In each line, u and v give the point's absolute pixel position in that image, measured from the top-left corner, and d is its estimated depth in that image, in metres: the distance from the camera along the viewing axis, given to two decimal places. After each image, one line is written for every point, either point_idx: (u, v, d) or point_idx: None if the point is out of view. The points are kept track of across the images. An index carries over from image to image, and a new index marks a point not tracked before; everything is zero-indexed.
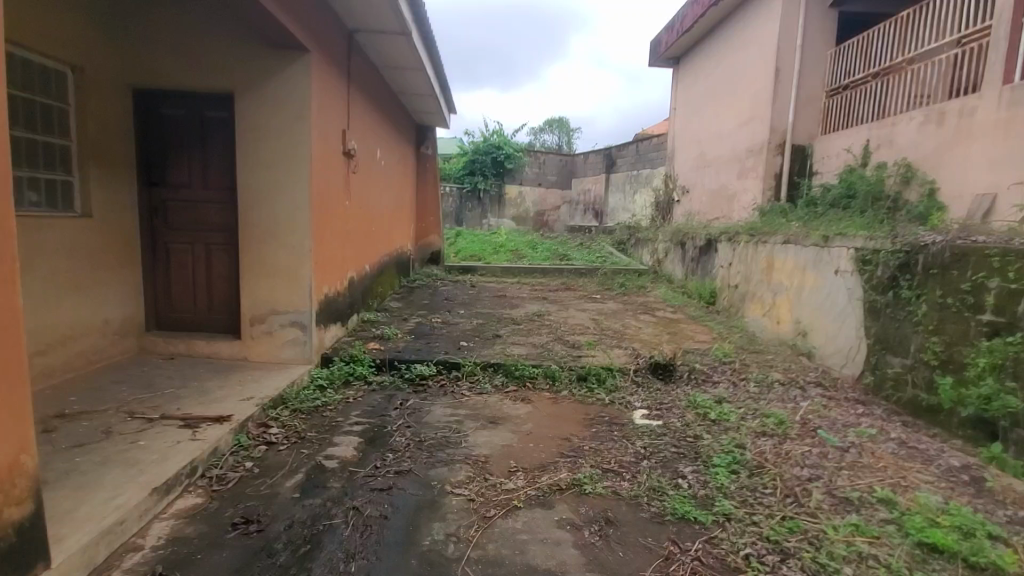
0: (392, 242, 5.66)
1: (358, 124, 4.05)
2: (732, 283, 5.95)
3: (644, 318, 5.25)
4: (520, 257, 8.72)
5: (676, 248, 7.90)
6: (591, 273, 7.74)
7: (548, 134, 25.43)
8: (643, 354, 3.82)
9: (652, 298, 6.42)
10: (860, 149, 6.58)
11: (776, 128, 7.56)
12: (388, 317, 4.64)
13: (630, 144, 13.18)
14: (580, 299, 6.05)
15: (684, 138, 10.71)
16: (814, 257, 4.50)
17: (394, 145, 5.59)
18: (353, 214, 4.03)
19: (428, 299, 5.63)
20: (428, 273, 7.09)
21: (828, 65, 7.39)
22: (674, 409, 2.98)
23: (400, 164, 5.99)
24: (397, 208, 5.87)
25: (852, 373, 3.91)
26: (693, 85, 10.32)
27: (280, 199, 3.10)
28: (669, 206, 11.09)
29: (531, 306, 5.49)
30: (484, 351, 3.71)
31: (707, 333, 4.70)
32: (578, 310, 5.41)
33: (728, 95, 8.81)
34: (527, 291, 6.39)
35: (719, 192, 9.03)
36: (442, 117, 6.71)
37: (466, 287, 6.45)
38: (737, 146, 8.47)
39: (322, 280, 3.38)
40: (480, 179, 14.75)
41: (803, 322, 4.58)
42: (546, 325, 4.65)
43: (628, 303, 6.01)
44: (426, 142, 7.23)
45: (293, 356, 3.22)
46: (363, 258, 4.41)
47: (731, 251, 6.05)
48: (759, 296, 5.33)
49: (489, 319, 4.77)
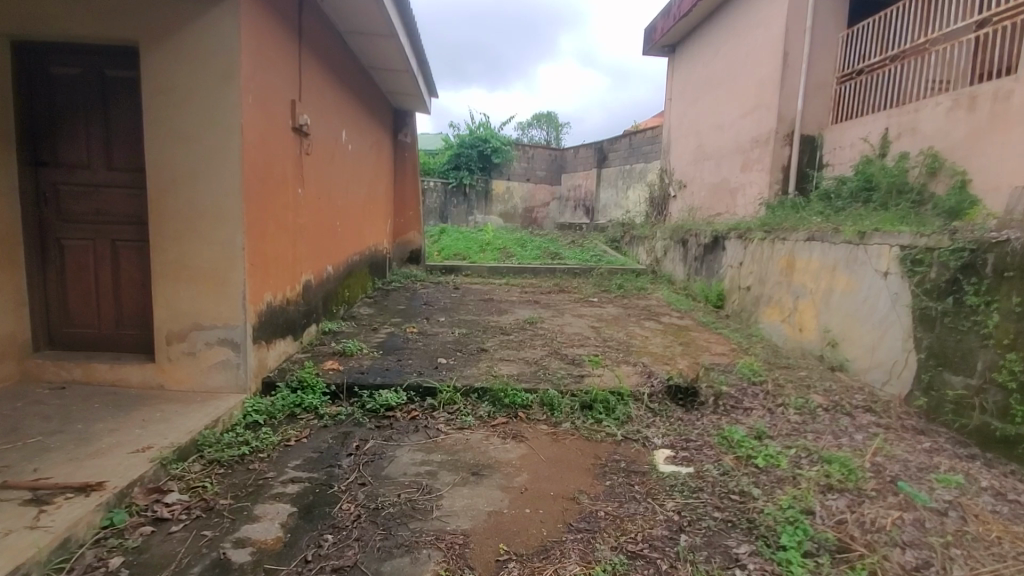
0: (363, 240, 4.98)
1: (314, 98, 3.37)
2: (743, 285, 5.37)
3: (650, 326, 4.64)
4: (508, 256, 8.08)
5: (676, 247, 7.32)
6: (585, 273, 7.13)
7: (537, 129, 24.76)
8: (657, 372, 3.21)
9: (654, 302, 5.82)
10: (878, 138, 6.03)
11: (783, 117, 7.00)
12: (356, 327, 3.97)
13: (623, 137, 12.59)
14: (575, 303, 5.43)
15: (681, 130, 10.12)
16: (846, 256, 3.92)
17: (365, 128, 4.91)
18: (308, 206, 3.35)
19: (404, 304, 4.96)
20: (407, 274, 6.42)
21: (840, 48, 6.81)
22: (704, 449, 2.36)
23: (373, 151, 5.31)
24: (369, 202, 5.20)
25: (898, 391, 3.32)
26: (691, 73, 9.73)
27: (205, 184, 2.42)
28: (665, 201, 10.52)
29: (521, 312, 4.84)
30: (467, 371, 3.06)
31: (723, 344, 4.10)
32: (574, 317, 4.78)
33: (730, 83, 8.24)
34: (516, 294, 5.75)
35: (720, 186, 8.47)
36: (421, 100, 6.03)
37: (449, 290, 5.79)
38: (740, 138, 7.91)
39: (263, 287, 2.70)
40: (466, 174, 14.05)
41: (833, 330, 3.99)
42: (540, 336, 4.00)
43: (629, 307, 5.39)
44: (404, 128, 6.55)
45: (224, 383, 2.55)
46: (324, 258, 3.74)
47: (742, 249, 5.47)
48: (778, 301, 4.75)
49: (473, 328, 4.12)
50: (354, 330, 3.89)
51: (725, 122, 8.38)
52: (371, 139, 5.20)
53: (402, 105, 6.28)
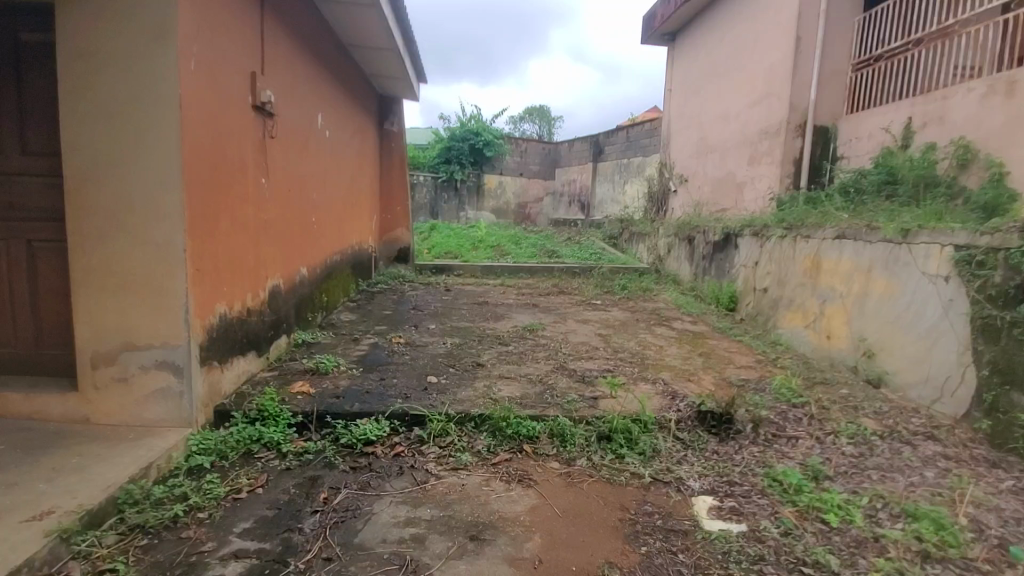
0: (344, 238, 4.51)
1: (281, 72, 2.90)
2: (759, 286, 4.96)
3: (662, 332, 4.21)
4: (503, 254, 7.61)
5: (681, 244, 6.91)
6: (586, 272, 6.69)
7: (528, 123, 24.26)
8: (682, 392, 2.77)
9: (662, 304, 5.40)
10: (901, 128, 5.63)
11: (795, 107, 6.60)
12: (334, 337, 3.50)
13: (620, 130, 12.15)
14: (577, 306, 4.99)
15: (682, 122, 9.70)
16: (885, 257, 3.52)
17: (346, 113, 4.43)
18: (275, 199, 2.89)
19: (391, 309, 4.49)
20: (395, 274, 5.94)
21: (856, 33, 6.42)
22: (753, 496, 1.93)
23: (356, 139, 4.84)
24: (351, 195, 4.73)
25: (953, 411, 2.91)
26: (692, 62, 9.31)
27: (135, 170, 1.94)
28: (665, 197, 10.11)
29: (520, 318, 4.39)
30: (462, 393, 2.60)
31: (747, 354, 3.67)
32: (578, 323, 4.33)
33: (736, 72, 7.84)
34: (513, 296, 5.29)
35: (725, 180, 8.07)
36: (409, 84, 5.55)
37: (440, 292, 5.33)
38: (747, 129, 7.51)
39: (214, 297, 2.23)
40: (457, 168, 13.53)
41: (869, 339, 3.60)
42: (543, 346, 3.55)
43: (637, 310, 4.96)
44: (390, 115, 6.07)
45: (165, 416, 2.08)
46: (296, 259, 3.27)
47: (757, 248, 5.06)
48: (801, 305, 4.35)
49: (467, 337, 3.66)
50: (332, 341, 3.43)
51: (730, 113, 7.98)
52: (353, 126, 4.73)
53: (388, 90, 5.79)
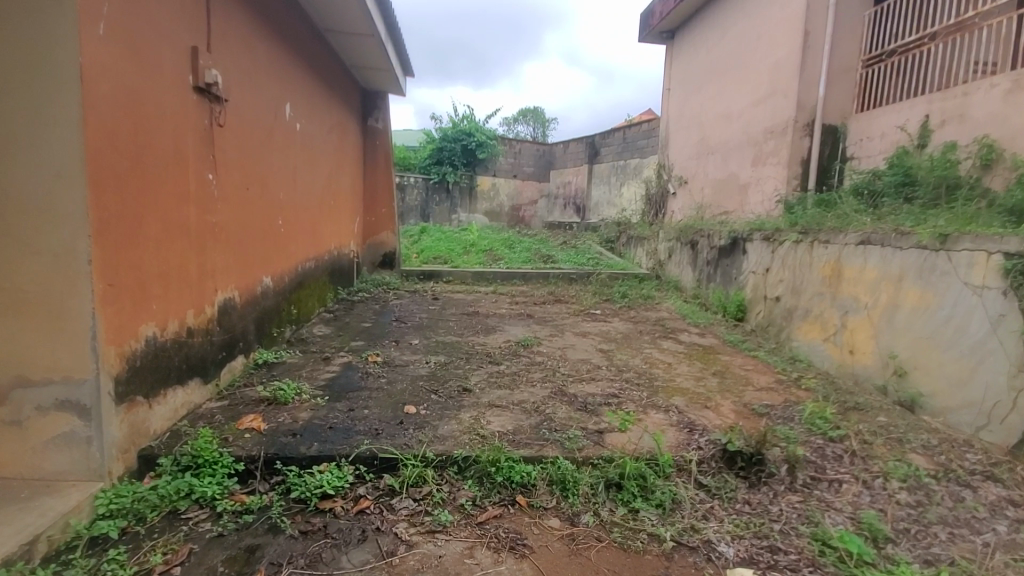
0: (320, 242, 4.11)
1: (233, 52, 2.49)
2: (771, 295, 4.60)
3: (670, 347, 3.82)
4: (495, 258, 7.22)
5: (683, 249, 6.55)
6: (583, 279, 6.32)
7: (523, 125, 23.91)
8: (700, 425, 2.38)
9: (665, 314, 5.02)
10: (917, 126, 5.30)
11: (802, 105, 6.27)
12: (302, 356, 3.09)
13: (617, 130, 11.80)
14: (575, 317, 4.60)
15: (682, 121, 9.36)
16: (918, 264, 3.15)
17: (321, 105, 4.03)
18: (227, 198, 2.48)
19: (371, 320, 4.08)
20: (378, 280, 5.52)
21: (867, 28, 6.09)
22: (802, 568, 1.55)
23: (334, 135, 4.43)
24: (328, 196, 4.33)
25: (1004, 442, 2.54)
26: (692, 60, 8.97)
27: (24, 160, 1.55)
28: (663, 199, 9.76)
29: (513, 331, 3.99)
30: (443, 428, 2.20)
31: (765, 373, 3.30)
32: (577, 336, 3.93)
33: (738, 69, 7.50)
34: (505, 306, 4.89)
35: (727, 182, 7.72)
36: (394, 77, 5.15)
37: (427, 301, 4.93)
38: (751, 128, 7.17)
39: (136, 317, 1.83)
40: (449, 170, 13.11)
41: (900, 355, 3.22)
42: (539, 366, 3.15)
43: (639, 321, 4.58)
44: (374, 111, 5.66)
45: (69, 467, 1.68)
46: (257, 267, 2.87)
47: (769, 253, 4.69)
48: (820, 316, 3.98)
49: (453, 355, 3.26)
50: (299, 361, 3.02)
51: (733, 112, 7.64)
52: (331, 120, 4.32)
53: (371, 84, 5.38)
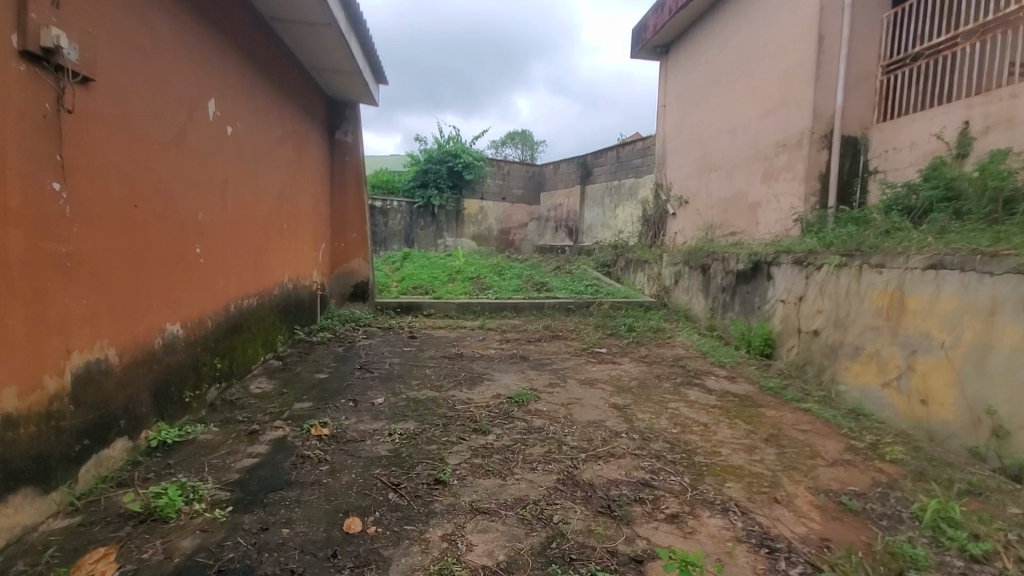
0: (267, 274, 3.37)
1: (102, 17, 1.78)
2: (809, 328, 3.90)
3: (699, 397, 3.09)
4: (483, 287, 6.49)
5: (692, 274, 5.88)
6: (582, 309, 5.60)
7: (510, 148, 23.46)
8: (781, 538, 1.62)
9: (681, 350, 4.30)
10: (955, 134, 4.72)
11: (819, 114, 5.70)
12: (220, 433, 2.29)
13: (610, 149, 11.26)
14: (577, 358, 3.86)
15: (680, 138, 8.81)
16: (1016, 294, 2.46)
17: (267, 109, 3.32)
18: (92, 219, 1.75)
19: (328, 368, 3.29)
20: (347, 315, 4.75)
21: (885, 32, 5.59)
22: None
23: (287, 145, 3.72)
24: (279, 219, 3.60)
25: None
26: (690, 73, 8.46)
27: None
28: (662, 220, 9.15)
29: (503, 381, 3.22)
30: (396, 566, 1.41)
31: (829, 437, 2.56)
32: (583, 386, 3.18)
33: (743, 80, 6.98)
34: (494, 346, 4.14)
35: (734, 200, 7.11)
36: (364, 83, 4.48)
37: (402, 340, 4.17)
38: (760, 142, 6.60)
39: None
40: (434, 192, 12.46)
41: (1000, 411, 2.48)
42: (539, 434, 2.39)
43: (654, 362, 3.85)
44: (342, 122, 4.96)
45: None
46: (152, 312, 2.12)
47: (802, 279, 4.01)
48: (876, 354, 3.28)
49: (427, 420, 2.48)
50: (214, 439, 2.23)
51: (738, 125, 7.09)
52: (282, 128, 3.61)
53: (338, 91, 4.69)
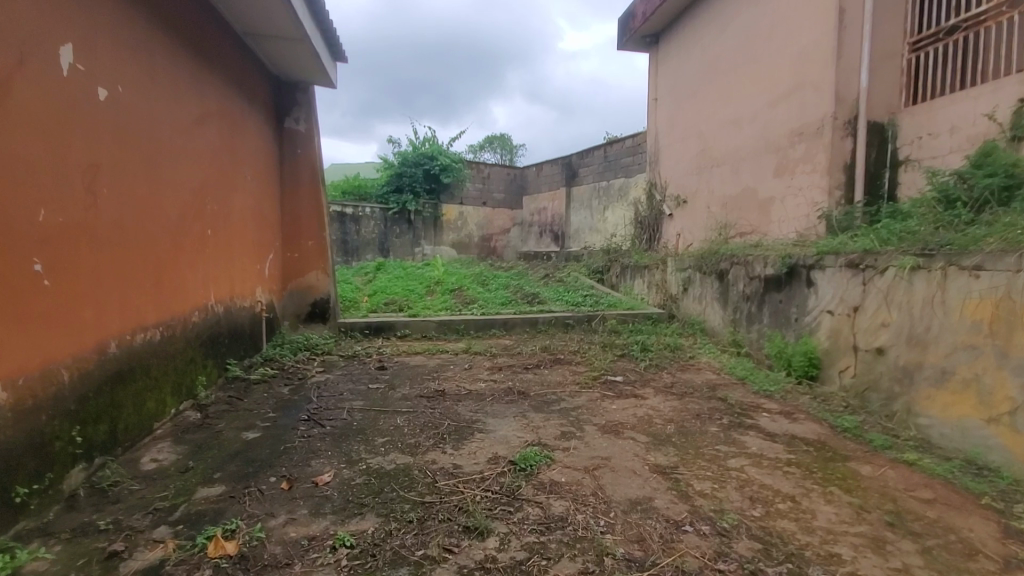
0: (176, 296, 2.49)
1: None
2: (872, 344, 3.20)
3: (762, 447, 2.33)
4: (467, 299, 5.68)
5: (705, 280, 5.17)
6: (583, 324, 4.84)
7: (488, 152, 22.66)
8: None
9: (711, 375, 3.55)
10: (1009, 115, 4.09)
11: (841, 98, 5.06)
12: (61, 558, 1.42)
13: (596, 148, 10.58)
14: (590, 392, 3.07)
15: (674, 133, 8.15)
16: None
17: (171, 73, 2.45)
18: None
19: (263, 421, 2.43)
20: (302, 340, 3.88)
21: (912, 5, 4.97)
22: None
23: (207, 127, 2.85)
24: (198, 222, 2.73)
25: None
26: (684, 62, 7.82)
27: None
28: (658, 222, 8.48)
29: (500, 432, 2.41)
30: None
31: (967, 515, 1.82)
32: (607, 436, 2.39)
33: (748, 66, 6.34)
34: (484, 377, 3.32)
35: (742, 198, 6.45)
36: (316, 57, 3.65)
37: (370, 372, 3.33)
38: (771, 133, 5.96)
39: None
40: (409, 198, 11.63)
41: None
42: (567, 533, 1.57)
43: (685, 393, 3.10)
44: (292, 108, 4.11)
45: None
46: None
47: (859, 286, 3.31)
48: (976, 381, 2.54)
49: (395, 513, 1.65)
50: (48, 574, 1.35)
51: (744, 116, 6.45)
52: (198, 104, 2.74)
53: (285, 67, 3.85)
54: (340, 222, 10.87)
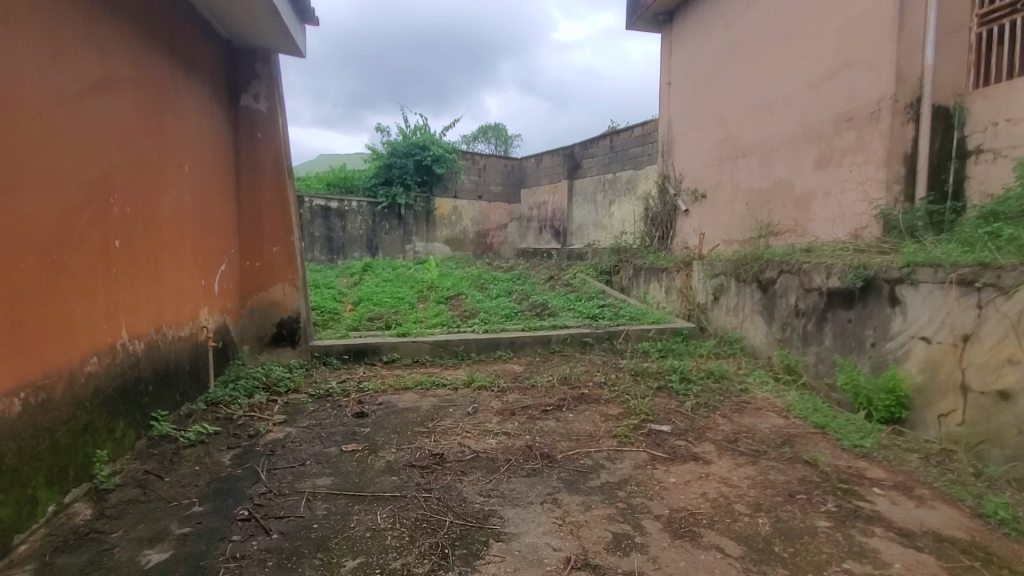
0: (51, 340, 1.70)
1: None
2: (992, 386, 2.47)
3: (908, 563, 1.60)
4: (466, 310, 4.91)
5: (742, 288, 4.44)
6: (603, 344, 4.10)
7: (484, 143, 21.78)
8: None
9: (778, 419, 2.82)
10: None
11: (903, 77, 4.32)
12: None
13: (602, 138, 9.79)
14: (636, 454, 2.33)
15: (691, 121, 7.38)
16: None
17: (41, 9, 1.66)
18: None
19: (180, 527, 1.67)
20: (264, 372, 3.10)
21: None
22: None
23: (112, 99, 2.06)
24: (95, 231, 1.94)
25: None
26: (703, 42, 7.04)
27: None
28: (672, 218, 7.75)
29: (527, 540, 1.66)
30: None
31: None
32: (681, 544, 1.65)
33: (783, 42, 5.58)
34: (493, 428, 2.57)
35: (775, 193, 5.71)
36: (273, 15, 2.83)
37: (345, 422, 2.56)
38: (811, 119, 5.22)
39: None
40: (399, 190, 10.81)
41: None
42: None
43: (758, 453, 2.37)
44: (249, 81, 3.31)
45: None
46: None
47: (972, 310, 2.59)
48: None
49: None
50: None
51: (777, 99, 5.69)
52: (93, 66, 1.94)
53: (238, 28, 3.04)
54: (324, 217, 10.04)
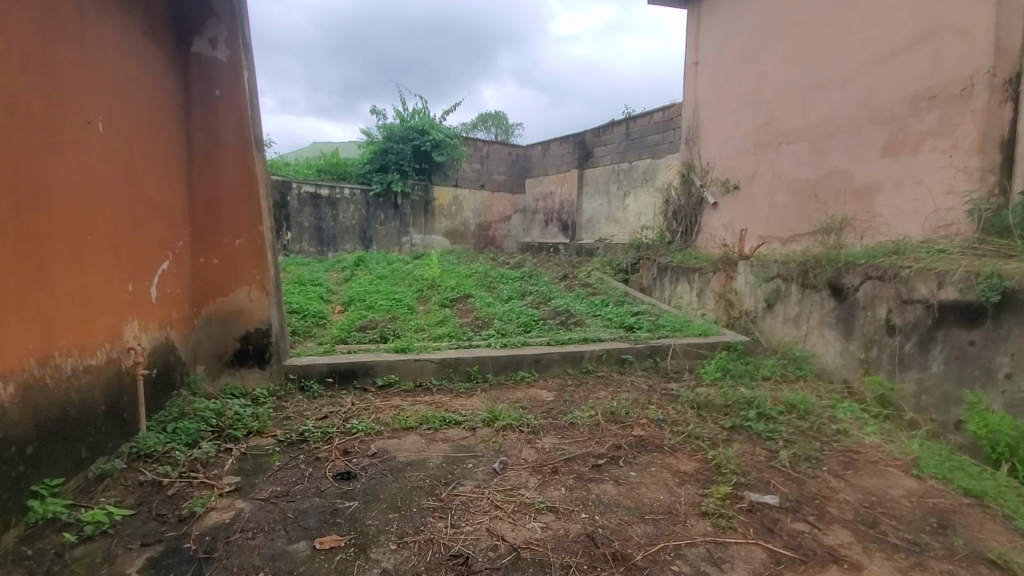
0: None
1: None
2: None
3: None
4: (476, 317, 4.16)
5: (808, 296, 3.72)
6: (644, 363, 3.37)
7: (484, 131, 20.93)
8: None
9: (908, 482, 2.10)
10: None
11: (1004, 45, 3.57)
12: None
13: (617, 124, 9.03)
14: (747, 550, 1.59)
15: (722, 103, 6.62)
16: None
17: None
18: None
19: None
20: (219, 406, 2.34)
21: None
22: None
23: None
24: None
25: None
26: (739, 14, 6.27)
27: None
28: (697, 212, 7.01)
29: None
30: None
31: None
32: None
33: (842, 10, 4.81)
34: (532, 498, 1.83)
35: (829, 183, 4.98)
36: None
37: (324, 490, 1.82)
38: (877, 99, 4.47)
39: None
40: (395, 177, 9.99)
41: None
42: None
43: (917, 549, 1.64)
44: (204, 22, 2.53)
45: None
46: None
47: None
48: None
49: None
50: None
51: (832, 76, 4.93)
52: None
53: None
54: (314, 205, 9.25)
